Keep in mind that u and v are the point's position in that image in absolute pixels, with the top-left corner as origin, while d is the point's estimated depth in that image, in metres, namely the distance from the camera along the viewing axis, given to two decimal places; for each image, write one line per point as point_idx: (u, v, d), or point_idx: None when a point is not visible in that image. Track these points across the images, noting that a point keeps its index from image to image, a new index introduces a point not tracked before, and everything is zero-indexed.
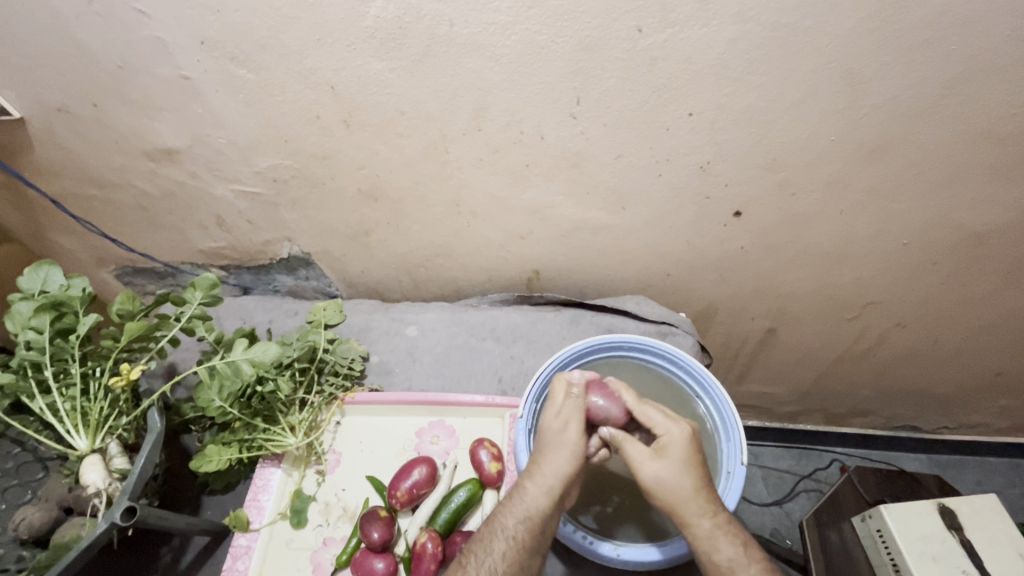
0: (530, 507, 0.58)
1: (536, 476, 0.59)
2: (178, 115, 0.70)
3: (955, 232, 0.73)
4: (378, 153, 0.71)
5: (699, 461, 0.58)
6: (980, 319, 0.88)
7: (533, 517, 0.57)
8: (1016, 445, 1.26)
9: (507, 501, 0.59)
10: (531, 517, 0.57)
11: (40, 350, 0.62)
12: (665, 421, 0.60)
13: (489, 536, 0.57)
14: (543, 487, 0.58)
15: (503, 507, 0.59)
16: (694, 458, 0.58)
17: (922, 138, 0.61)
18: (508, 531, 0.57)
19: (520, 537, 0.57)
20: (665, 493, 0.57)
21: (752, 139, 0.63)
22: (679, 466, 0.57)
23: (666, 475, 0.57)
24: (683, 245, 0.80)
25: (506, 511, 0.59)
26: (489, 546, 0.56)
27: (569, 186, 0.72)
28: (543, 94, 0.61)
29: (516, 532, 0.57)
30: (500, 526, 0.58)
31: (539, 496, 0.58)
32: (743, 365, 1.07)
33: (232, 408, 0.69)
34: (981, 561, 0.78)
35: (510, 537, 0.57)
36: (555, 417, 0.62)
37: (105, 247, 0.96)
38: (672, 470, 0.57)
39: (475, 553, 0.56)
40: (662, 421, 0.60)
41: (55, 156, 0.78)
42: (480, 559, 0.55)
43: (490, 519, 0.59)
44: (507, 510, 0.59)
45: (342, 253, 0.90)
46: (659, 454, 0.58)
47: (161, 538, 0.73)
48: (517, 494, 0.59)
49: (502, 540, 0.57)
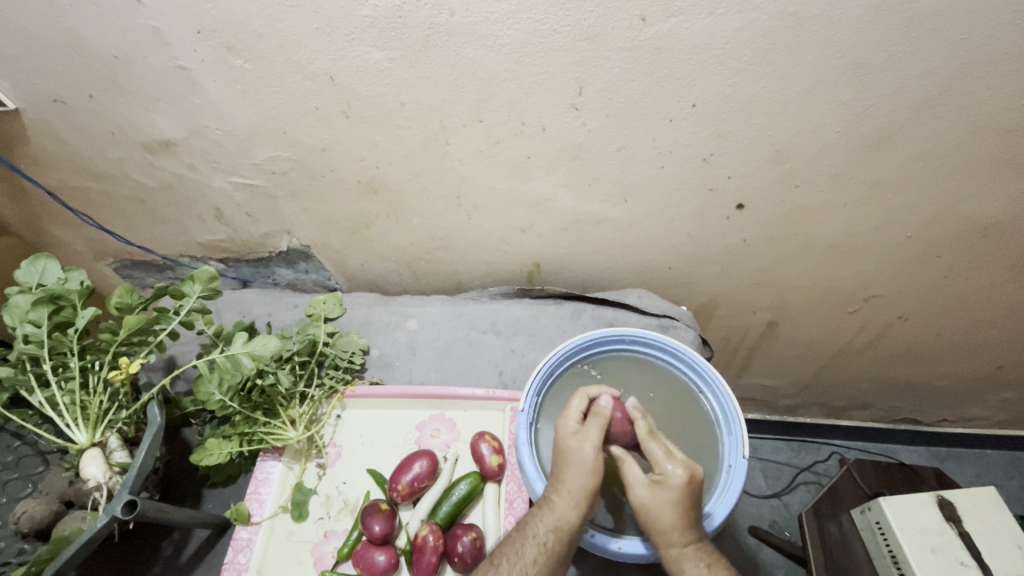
0: (559, 518, 0.57)
1: (563, 489, 0.58)
2: (175, 106, 0.69)
3: (959, 225, 0.73)
4: (379, 144, 0.70)
5: (684, 502, 0.56)
6: (982, 312, 0.88)
7: (562, 527, 0.57)
8: (1013, 438, 1.27)
9: (538, 510, 0.59)
10: (561, 527, 0.57)
11: (39, 344, 0.62)
12: (668, 458, 0.58)
13: (521, 540, 0.58)
14: (570, 498, 0.58)
15: (534, 514, 0.59)
16: (681, 499, 0.56)
17: (928, 130, 0.61)
18: (539, 537, 0.57)
19: (550, 543, 0.57)
20: (649, 519, 0.57)
21: (756, 131, 0.63)
22: (665, 501, 0.56)
23: (649, 503, 0.57)
24: (685, 238, 0.80)
25: (537, 518, 0.58)
26: (519, 550, 0.57)
27: (571, 177, 0.71)
28: (544, 85, 0.60)
29: (547, 539, 0.57)
30: (531, 532, 0.58)
31: (567, 508, 0.57)
32: (744, 358, 1.07)
33: (233, 401, 0.68)
34: (980, 553, 0.78)
35: (541, 542, 0.57)
36: (573, 435, 0.60)
37: (102, 240, 0.95)
38: (660, 502, 0.56)
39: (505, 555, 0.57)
40: (663, 457, 0.58)
41: (52, 148, 0.77)
42: (513, 560, 0.56)
43: (523, 524, 0.59)
44: (539, 517, 0.58)
45: (342, 246, 0.90)
46: (651, 483, 0.58)
47: (162, 531, 0.73)
48: (547, 504, 0.58)
49: (533, 545, 0.57)
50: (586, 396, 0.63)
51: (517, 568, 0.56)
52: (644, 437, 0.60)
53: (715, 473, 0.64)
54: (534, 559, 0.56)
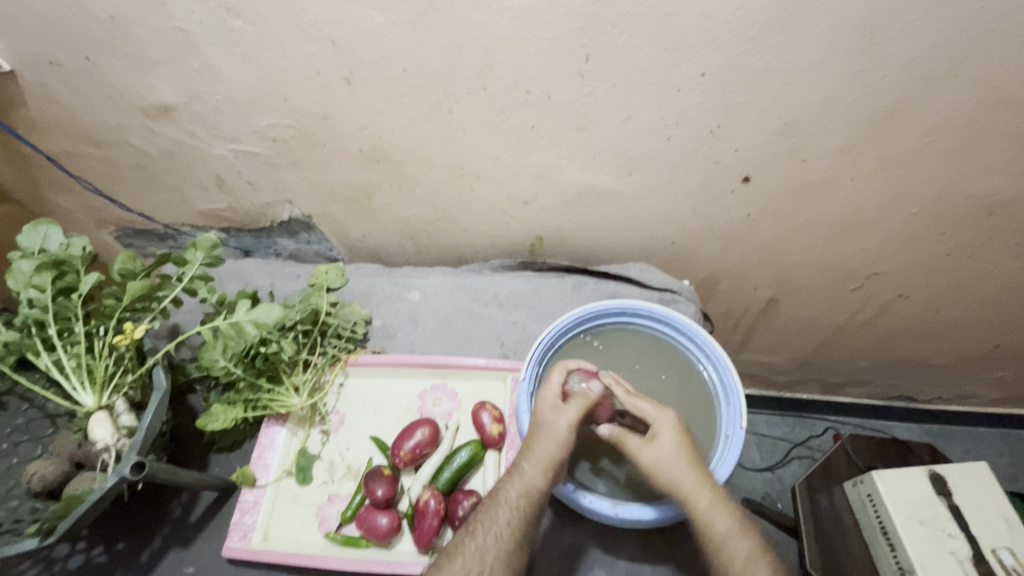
0: (529, 483, 0.59)
1: (532, 456, 0.60)
2: (174, 70, 0.68)
3: (966, 202, 0.72)
4: (381, 112, 0.69)
5: (686, 442, 0.61)
6: (982, 290, 0.88)
7: (533, 492, 0.58)
8: (1006, 417, 1.28)
9: (506, 478, 0.60)
10: (530, 492, 0.58)
11: (43, 308, 0.63)
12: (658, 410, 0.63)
13: (493, 506, 0.59)
14: (538, 465, 0.59)
15: (505, 482, 0.60)
16: (682, 438, 0.61)
17: (941, 102, 0.60)
18: (511, 502, 0.58)
19: (530, 512, 0.58)
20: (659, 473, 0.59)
21: (766, 102, 0.62)
22: (668, 447, 0.60)
23: (655, 455, 0.60)
24: (689, 213, 0.79)
25: (507, 485, 0.60)
26: (493, 515, 0.58)
27: (575, 148, 0.70)
28: (551, 52, 0.59)
29: (518, 503, 0.58)
30: (503, 498, 0.59)
31: (535, 474, 0.59)
32: (743, 334, 1.07)
33: (236, 368, 0.69)
34: (966, 525, 0.80)
35: (513, 506, 0.58)
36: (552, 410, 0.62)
37: (104, 207, 0.95)
38: (666, 451, 0.60)
39: (480, 521, 0.58)
40: (652, 410, 0.62)
41: (50, 112, 0.76)
42: (486, 526, 0.57)
43: (498, 494, 0.60)
44: (510, 483, 0.60)
45: (343, 216, 0.89)
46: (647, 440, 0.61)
47: (171, 493, 0.74)
48: (516, 471, 0.60)
49: (506, 509, 0.58)
50: (565, 370, 0.65)
51: (492, 532, 0.57)
52: (630, 399, 0.63)
53: (712, 445, 0.65)
54: (507, 522, 0.57)
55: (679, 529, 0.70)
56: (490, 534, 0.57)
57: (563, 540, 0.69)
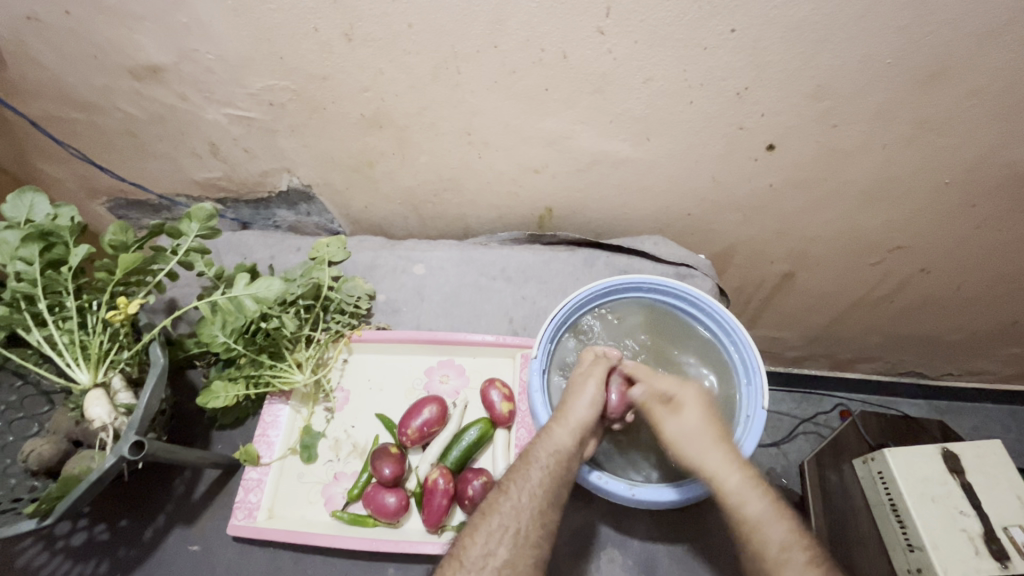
0: (557, 442, 0.59)
1: (563, 421, 0.61)
2: (161, 26, 0.63)
3: (1001, 171, 0.68)
4: (383, 73, 0.65)
5: (707, 401, 0.64)
6: (1008, 264, 0.85)
7: (561, 455, 0.59)
8: (1016, 393, 1.27)
9: (535, 440, 0.61)
10: (558, 450, 0.59)
11: (31, 282, 0.59)
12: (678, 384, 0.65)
13: (525, 467, 0.59)
14: (568, 427, 0.60)
15: (534, 442, 0.61)
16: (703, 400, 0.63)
17: (989, 61, 0.55)
18: (540, 462, 0.59)
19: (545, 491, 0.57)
20: (681, 447, 0.61)
21: (798, 62, 0.57)
22: (688, 414, 0.62)
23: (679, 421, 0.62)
24: (710, 183, 0.75)
25: (538, 445, 0.60)
26: (525, 475, 0.59)
27: (590, 112, 0.66)
28: (568, 4, 0.54)
29: (548, 463, 0.59)
30: (533, 458, 0.59)
31: (564, 436, 0.60)
32: (755, 309, 1.05)
33: (237, 344, 0.67)
34: (978, 502, 0.79)
35: (546, 466, 0.58)
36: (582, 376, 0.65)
37: (93, 176, 0.90)
38: (690, 419, 0.62)
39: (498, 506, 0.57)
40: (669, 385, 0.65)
41: (32, 72, 0.72)
42: (520, 484, 0.58)
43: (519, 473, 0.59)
44: (540, 443, 0.60)
45: (344, 185, 0.85)
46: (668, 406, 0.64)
47: (172, 470, 0.73)
48: (545, 432, 0.61)
49: (538, 468, 0.58)
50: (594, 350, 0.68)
51: (526, 492, 0.58)
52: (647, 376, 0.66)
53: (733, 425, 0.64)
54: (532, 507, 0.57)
55: (693, 507, 0.69)
56: (524, 493, 0.58)
57: (574, 519, 0.68)
